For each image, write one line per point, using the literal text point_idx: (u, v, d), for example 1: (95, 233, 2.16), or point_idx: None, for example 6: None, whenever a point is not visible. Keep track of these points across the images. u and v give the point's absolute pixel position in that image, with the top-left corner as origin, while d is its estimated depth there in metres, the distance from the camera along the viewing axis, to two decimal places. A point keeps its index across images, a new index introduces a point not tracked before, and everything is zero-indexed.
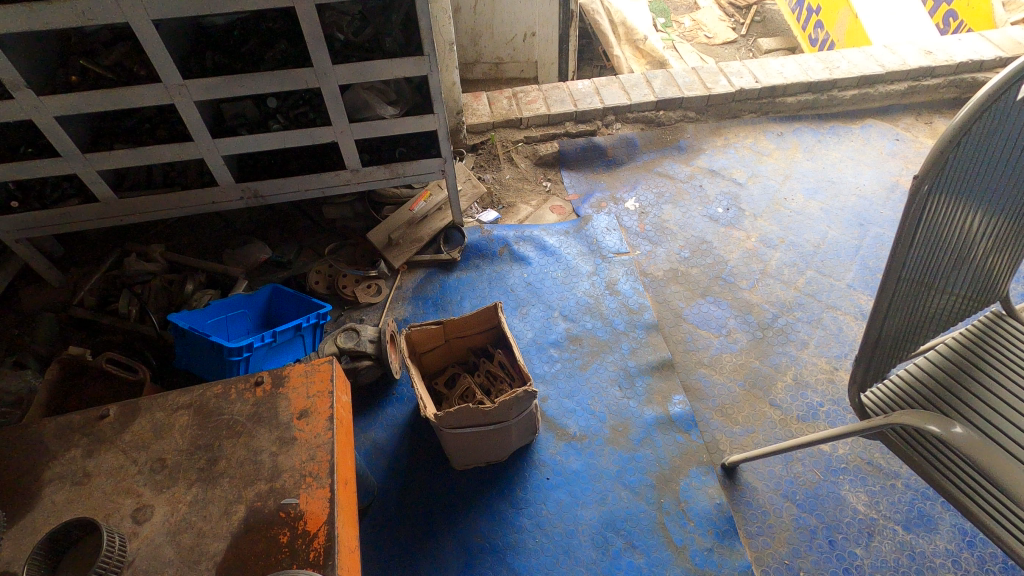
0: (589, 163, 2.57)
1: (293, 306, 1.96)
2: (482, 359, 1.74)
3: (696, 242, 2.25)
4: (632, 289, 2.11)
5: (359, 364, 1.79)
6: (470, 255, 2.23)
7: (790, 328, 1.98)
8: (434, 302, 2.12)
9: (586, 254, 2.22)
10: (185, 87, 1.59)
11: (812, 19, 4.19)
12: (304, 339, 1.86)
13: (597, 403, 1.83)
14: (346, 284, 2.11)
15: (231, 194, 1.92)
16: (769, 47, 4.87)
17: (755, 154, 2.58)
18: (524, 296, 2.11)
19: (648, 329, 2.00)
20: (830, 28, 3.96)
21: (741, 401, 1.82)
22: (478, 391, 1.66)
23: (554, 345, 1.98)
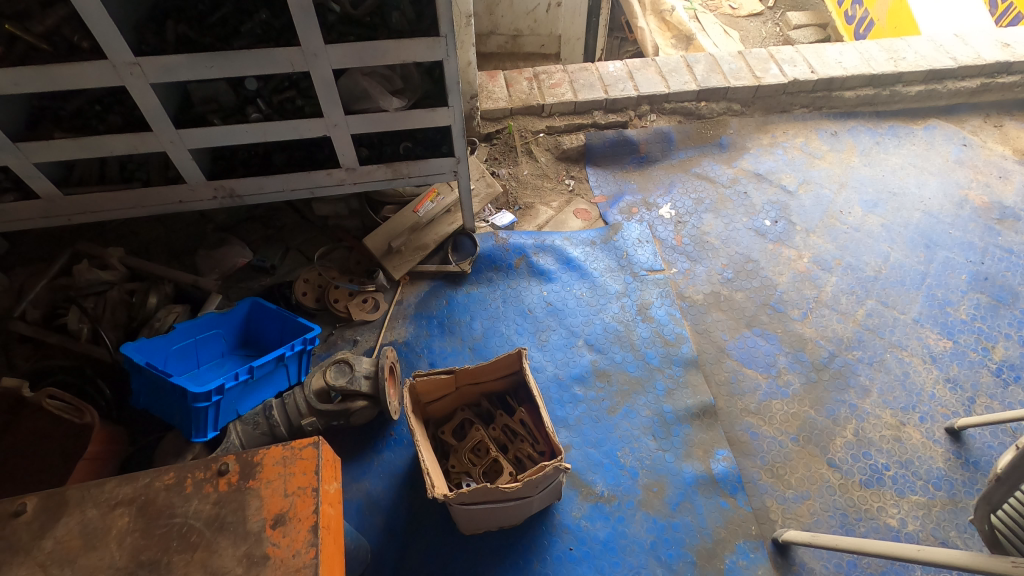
0: (618, 160, 2.26)
1: (276, 325, 1.71)
2: (498, 408, 1.48)
3: (741, 261, 1.97)
4: (667, 315, 1.84)
5: (353, 405, 1.53)
6: (482, 267, 1.94)
7: (849, 371, 1.73)
8: (440, 322, 1.84)
9: (615, 271, 1.95)
10: (139, 66, 1.27)
11: None
12: (288, 369, 1.59)
13: (628, 457, 1.58)
14: (339, 297, 1.84)
15: (202, 194, 1.61)
16: (799, 23, 4.46)
17: (806, 157, 2.27)
18: (544, 319, 1.84)
19: (687, 366, 1.74)
20: (872, 6, 3.58)
21: (795, 459, 1.57)
22: (493, 448, 1.41)
23: (578, 381, 1.71)
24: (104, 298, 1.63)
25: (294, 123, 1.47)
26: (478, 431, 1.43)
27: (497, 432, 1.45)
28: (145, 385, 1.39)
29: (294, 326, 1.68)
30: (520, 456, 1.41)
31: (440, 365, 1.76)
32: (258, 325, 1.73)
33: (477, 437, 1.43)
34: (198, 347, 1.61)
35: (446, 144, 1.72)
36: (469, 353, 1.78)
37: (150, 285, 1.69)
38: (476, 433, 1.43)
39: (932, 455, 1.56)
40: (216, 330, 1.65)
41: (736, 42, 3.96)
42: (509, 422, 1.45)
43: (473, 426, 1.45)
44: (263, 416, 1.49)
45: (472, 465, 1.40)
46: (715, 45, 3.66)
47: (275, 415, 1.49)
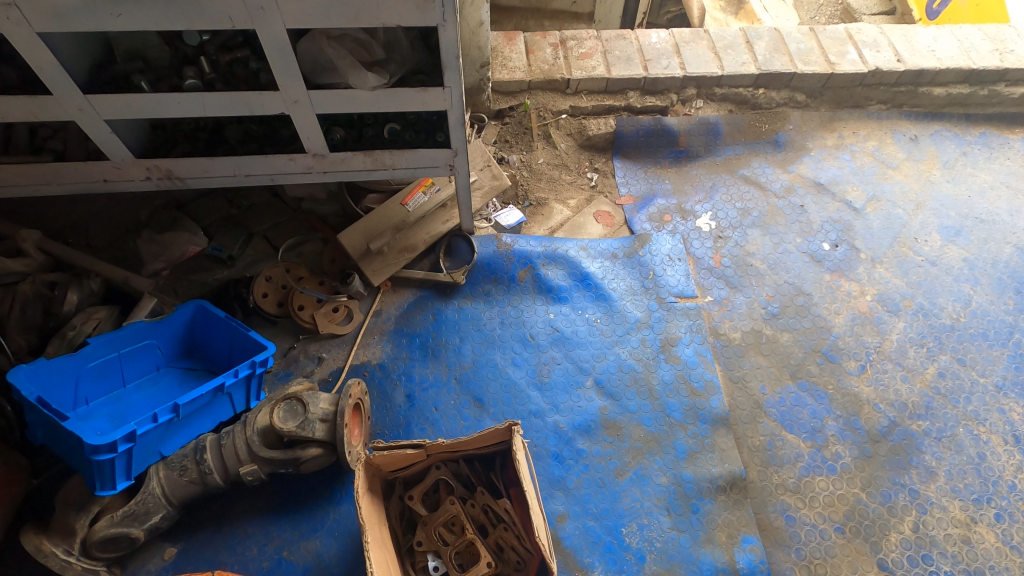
0: (652, 153, 1.90)
1: (223, 337, 1.41)
2: (480, 476, 1.20)
3: (790, 294, 1.63)
4: (696, 356, 1.53)
5: (305, 453, 1.25)
6: (478, 277, 1.63)
7: (912, 446, 1.42)
8: (423, 343, 1.54)
9: (637, 293, 1.63)
10: (16, 9, 0.92)
11: None
12: (231, 397, 1.31)
13: (635, 537, 1.30)
14: (304, 304, 1.54)
15: (132, 173, 1.29)
16: None
17: (878, 166, 1.89)
18: (547, 350, 1.54)
19: (715, 424, 1.43)
20: None
21: (838, 556, 1.29)
22: (470, 529, 1.14)
23: (582, 432, 1.42)
24: (13, 292, 1.32)
25: (241, 96, 1.12)
26: (452, 505, 1.16)
27: (476, 508, 1.17)
28: (41, 421, 1.12)
29: (245, 341, 1.38)
30: (502, 542, 1.14)
31: (418, 397, 1.47)
32: (205, 334, 1.44)
33: (450, 513, 1.15)
34: (125, 361, 1.33)
35: (442, 129, 1.37)
36: (454, 386, 1.48)
37: (72, 278, 1.40)
38: (450, 507, 1.15)
39: (1008, 566, 1.28)
40: (150, 340, 1.36)
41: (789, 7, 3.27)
42: (492, 497, 1.18)
43: (446, 498, 1.18)
44: (194, 460, 1.22)
45: (441, 548, 1.13)
46: (769, 8, 3.13)
47: (208, 460, 1.22)
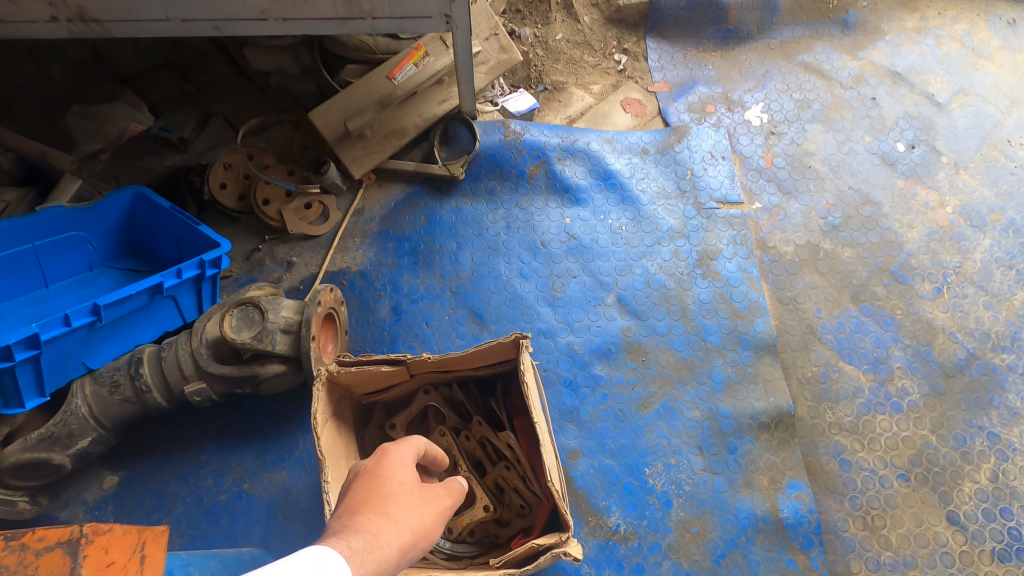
0: (694, 32, 1.57)
1: (169, 232, 1.17)
2: (477, 402, 0.98)
3: (855, 202, 1.36)
4: (738, 272, 1.28)
5: (265, 370, 1.02)
6: (480, 172, 1.35)
7: (993, 384, 1.19)
8: (413, 248, 1.29)
9: (671, 197, 1.35)
10: None
11: None
12: (177, 302, 1.07)
13: (659, 479, 1.09)
14: (270, 197, 1.28)
15: (32, 12, 0.99)
16: None
17: (967, 54, 1.56)
18: (561, 260, 1.28)
19: (760, 351, 1.20)
20: None
21: (900, 507, 1.09)
22: (464, 465, 0.93)
23: (600, 356, 1.19)
24: None
25: None
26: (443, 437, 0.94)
27: (472, 439, 0.96)
28: None
29: (196, 237, 1.14)
30: (504, 479, 0.94)
31: (406, 311, 1.23)
32: (148, 229, 1.19)
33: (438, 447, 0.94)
34: (44, 255, 1.09)
35: None
36: (449, 299, 1.24)
37: None
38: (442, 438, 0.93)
39: None
40: (76, 232, 1.11)
41: None
42: (492, 427, 0.96)
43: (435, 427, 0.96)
44: (128, 375, 1.00)
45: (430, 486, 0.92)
46: None
47: (146, 377, 1.00)
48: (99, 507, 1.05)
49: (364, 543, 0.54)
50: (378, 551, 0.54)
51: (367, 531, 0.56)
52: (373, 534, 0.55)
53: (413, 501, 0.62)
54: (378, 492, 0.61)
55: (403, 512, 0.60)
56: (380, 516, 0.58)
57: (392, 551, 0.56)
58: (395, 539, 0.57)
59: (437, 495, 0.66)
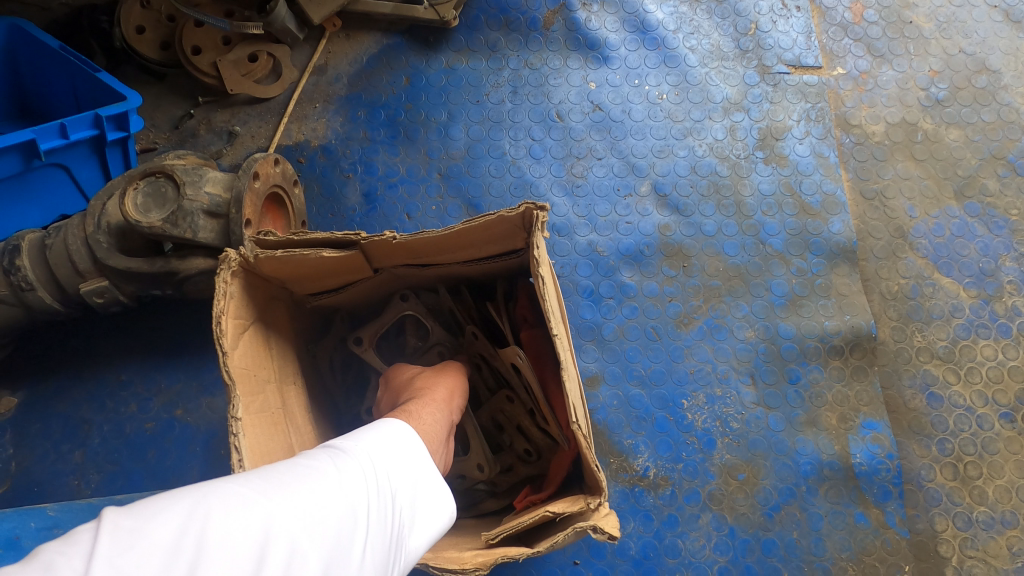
0: None
1: (63, 84, 0.89)
2: (469, 313, 0.72)
3: (967, 70, 1.04)
4: (811, 156, 0.99)
5: (187, 267, 0.76)
6: (479, 20, 1.03)
7: None
8: (392, 118, 0.99)
9: (728, 58, 1.04)
10: None
11: None
12: (70, 174, 0.81)
13: (700, 414, 0.86)
14: (202, 45, 0.97)
15: None
16: None
17: None
18: (583, 137, 0.99)
19: (834, 258, 0.94)
20: None
21: (1001, 454, 0.87)
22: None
23: (630, 261, 0.93)
24: None
25: None
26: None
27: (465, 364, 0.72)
28: None
29: (96, 89, 0.85)
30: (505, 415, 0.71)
31: (381, 198, 0.95)
32: (38, 78, 0.90)
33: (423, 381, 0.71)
34: None
35: None
36: (437, 185, 0.96)
37: None
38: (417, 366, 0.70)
39: None
40: None
41: None
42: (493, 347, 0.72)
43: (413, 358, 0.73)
44: (1, 269, 0.75)
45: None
46: None
47: (25, 270, 0.75)
48: None
49: (416, 404, 0.56)
50: (430, 407, 0.57)
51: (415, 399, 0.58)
52: (416, 399, 0.58)
53: (438, 370, 0.65)
54: (402, 386, 0.63)
55: (431, 378, 0.63)
56: (419, 390, 0.60)
57: (441, 405, 0.58)
58: (441, 396, 0.60)
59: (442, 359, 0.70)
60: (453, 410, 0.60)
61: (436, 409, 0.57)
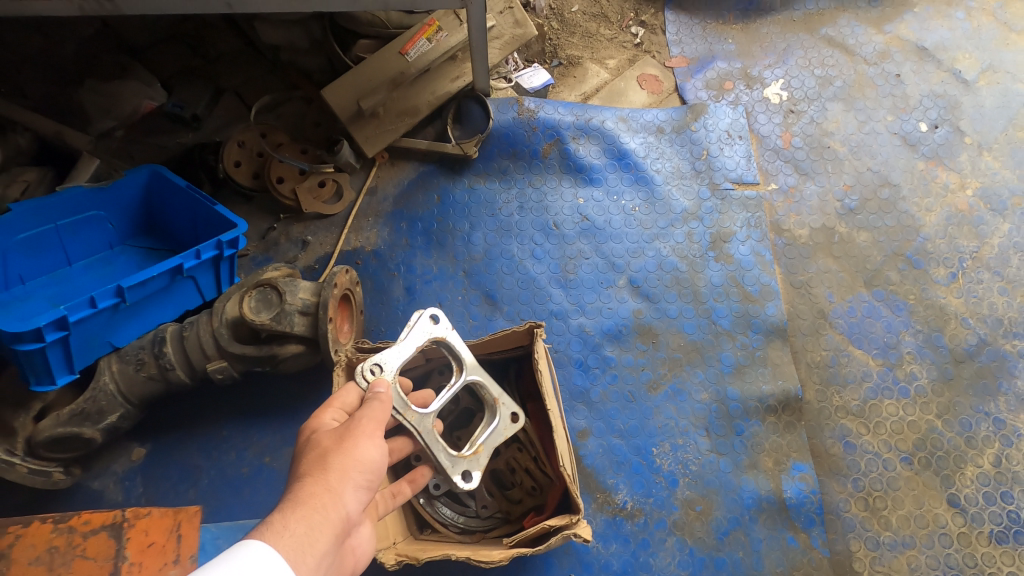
0: (713, 5, 1.54)
1: (185, 210, 1.18)
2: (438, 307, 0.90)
3: (873, 184, 1.34)
4: (751, 255, 1.28)
5: (282, 352, 1.05)
6: (493, 152, 1.34)
7: (1003, 370, 1.20)
8: (426, 229, 1.30)
9: (686, 178, 1.34)
10: None
11: None
12: (195, 283, 1.09)
13: (666, 459, 1.12)
14: (284, 176, 1.27)
15: None
16: None
17: (998, 29, 1.51)
18: (574, 242, 1.28)
19: (770, 335, 1.21)
20: None
21: (902, 490, 1.11)
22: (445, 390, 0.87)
23: (611, 339, 1.21)
24: None
25: None
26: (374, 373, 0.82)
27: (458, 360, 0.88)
28: None
29: (212, 217, 1.14)
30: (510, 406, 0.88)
31: (419, 291, 1.24)
32: (166, 207, 1.20)
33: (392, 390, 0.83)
34: (66, 235, 1.10)
35: None
36: (461, 280, 1.25)
37: None
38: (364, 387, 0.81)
39: None
40: (96, 211, 1.12)
41: None
42: (458, 341, 0.88)
43: (328, 407, 0.74)
44: (153, 354, 1.03)
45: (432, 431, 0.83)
46: None
47: (169, 355, 1.03)
48: (129, 477, 1.10)
49: (290, 510, 0.58)
50: (306, 509, 0.59)
51: (296, 498, 0.60)
52: (294, 502, 0.60)
53: (333, 445, 0.66)
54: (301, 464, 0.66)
55: (327, 459, 0.64)
56: (307, 478, 0.62)
57: (320, 498, 0.60)
58: (323, 487, 0.61)
59: (364, 409, 0.71)
60: (345, 495, 0.62)
61: (317, 508, 0.59)
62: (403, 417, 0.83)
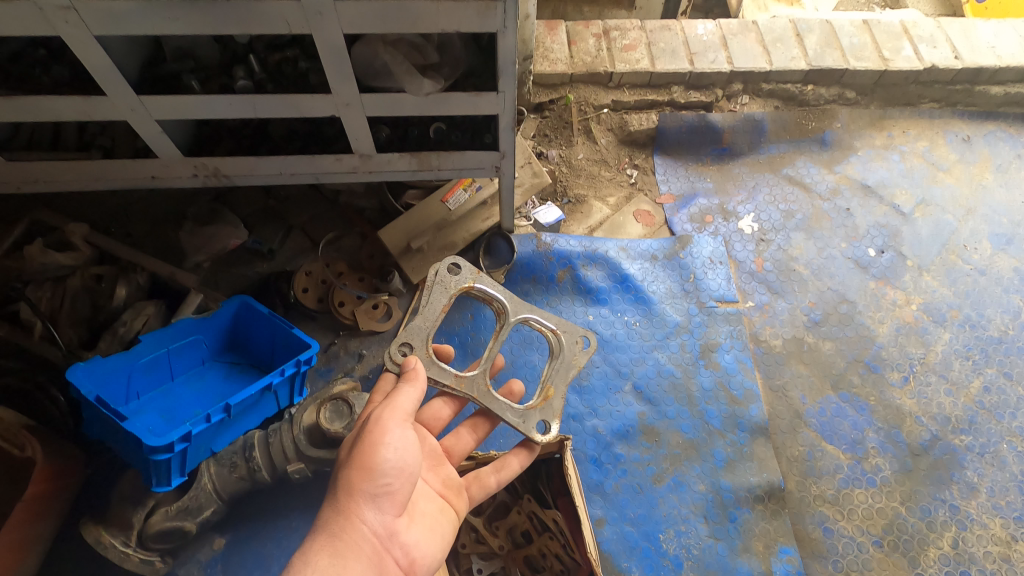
0: (694, 150, 1.86)
1: (264, 331, 1.43)
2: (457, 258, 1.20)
3: (833, 301, 1.61)
4: (735, 363, 1.52)
5: None
6: (517, 278, 1.62)
7: (954, 462, 1.41)
8: (462, 342, 1.55)
9: (677, 297, 1.61)
10: (74, 11, 0.90)
11: None
12: (276, 394, 1.32)
13: (672, 544, 1.31)
14: (345, 300, 1.54)
15: (179, 171, 1.29)
16: None
17: (928, 168, 1.84)
18: (586, 353, 1.53)
19: (754, 433, 1.43)
20: None
21: (876, 570, 1.29)
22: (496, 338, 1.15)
23: (621, 438, 1.43)
24: (64, 285, 1.37)
25: (292, 99, 1.10)
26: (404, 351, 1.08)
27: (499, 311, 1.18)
28: (97, 420, 1.15)
29: (288, 338, 1.38)
30: (571, 336, 1.16)
31: (456, 397, 1.48)
32: (249, 328, 1.44)
33: (421, 354, 1.11)
34: (172, 357, 1.34)
35: (490, 132, 1.35)
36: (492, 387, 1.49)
37: (119, 272, 1.42)
38: (394, 368, 1.07)
39: None
40: (196, 335, 1.37)
41: None
42: (487, 285, 1.19)
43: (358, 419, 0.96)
44: (244, 458, 1.26)
45: (487, 392, 1.11)
46: None
47: (257, 458, 1.25)
48: (211, 565, 1.29)
49: (319, 538, 0.80)
50: (329, 537, 0.79)
51: (323, 527, 0.81)
52: (323, 530, 0.81)
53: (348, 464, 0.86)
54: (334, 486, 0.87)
55: (344, 478, 0.83)
56: (332, 503, 0.83)
57: (338, 523, 0.81)
58: (340, 510, 0.82)
59: (373, 417, 0.91)
60: (359, 513, 0.82)
61: (336, 535, 0.80)
62: (460, 388, 1.10)
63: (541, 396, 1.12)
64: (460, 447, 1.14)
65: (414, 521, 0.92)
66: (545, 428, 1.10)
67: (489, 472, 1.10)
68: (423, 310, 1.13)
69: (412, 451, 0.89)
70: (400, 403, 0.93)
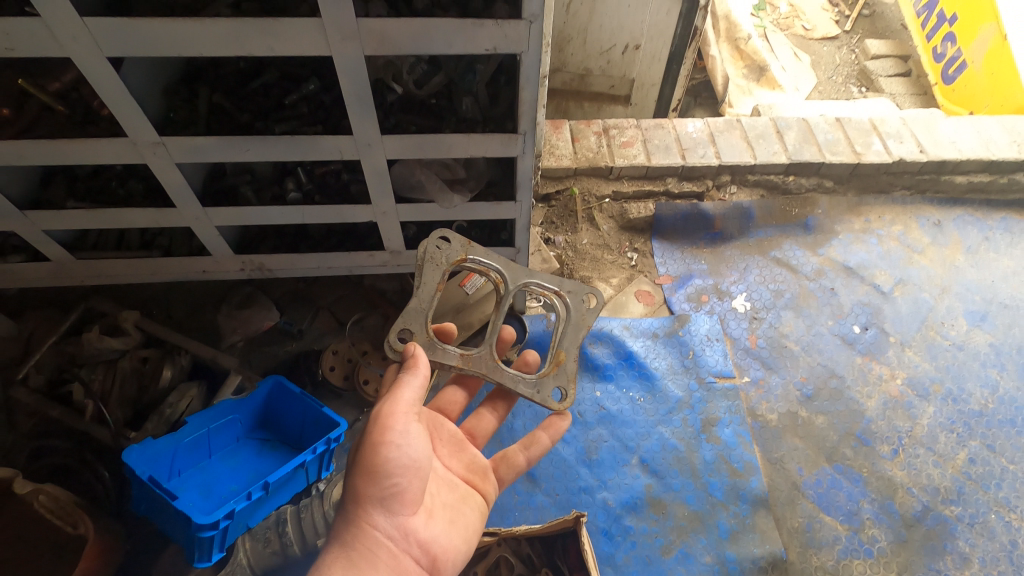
0: (688, 235, 2.03)
1: (296, 409, 1.53)
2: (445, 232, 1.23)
3: (823, 376, 1.73)
4: (735, 437, 1.62)
5: None
6: None
7: (945, 532, 1.49)
8: None
9: (678, 373, 1.73)
10: (163, 146, 1.07)
11: (942, 28, 2.91)
12: (309, 470, 1.41)
13: None
14: (369, 378, 1.65)
15: (228, 266, 1.44)
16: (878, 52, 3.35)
17: (904, 250, 2.00)
18: (595, 427, 1.63)
19: (756, 505, 1.51)
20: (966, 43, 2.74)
21: None
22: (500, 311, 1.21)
23: (630, 510, 1.51)
24: (114, 368, 1.49)
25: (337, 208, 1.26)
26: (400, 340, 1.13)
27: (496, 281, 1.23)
28: (148, 498, 1.28)
29: (319, 416, 1.48)
30: (576, 296, 1.23)
31: None
32: (281, 406, 1.55)
33: (422, 337, 1.15)
34: (212, 435, 1.44)
35: (506, 230, 1.51)
36: None
37: (164, 355, 1.54)
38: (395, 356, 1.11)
39: None
40: (233, 415, 1.48)
41: (806, 66, 3.25)
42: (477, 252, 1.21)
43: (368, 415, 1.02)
44: (277, 534, 1.35)
45: (495, 366, 1.18)
46: (786, 69, 3.10)
47: (290, 533, 1.35)
48: None
49: (336, 548, 0.88)
50: (343, 548, 0.87)
51: (339, 538, 0.89)
52: (339, 539, 0.89)
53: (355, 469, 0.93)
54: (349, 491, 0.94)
55: (353, 486, 0.90)
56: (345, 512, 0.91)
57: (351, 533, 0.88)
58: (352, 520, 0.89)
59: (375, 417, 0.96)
60: (369, 520, 0.89)
61: (350, 545, 0.87)
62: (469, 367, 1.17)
63: (555, 362, 1.20)
64: (482, 428, 1.26)
65: (433, 516, 0.98)
66: (562, 395, 1.18)
67: (517, 452, 1.18)
68: (419, 291, 1.17)
69: (417, 447, 0.94)
70: (400, 398, 0.98)
